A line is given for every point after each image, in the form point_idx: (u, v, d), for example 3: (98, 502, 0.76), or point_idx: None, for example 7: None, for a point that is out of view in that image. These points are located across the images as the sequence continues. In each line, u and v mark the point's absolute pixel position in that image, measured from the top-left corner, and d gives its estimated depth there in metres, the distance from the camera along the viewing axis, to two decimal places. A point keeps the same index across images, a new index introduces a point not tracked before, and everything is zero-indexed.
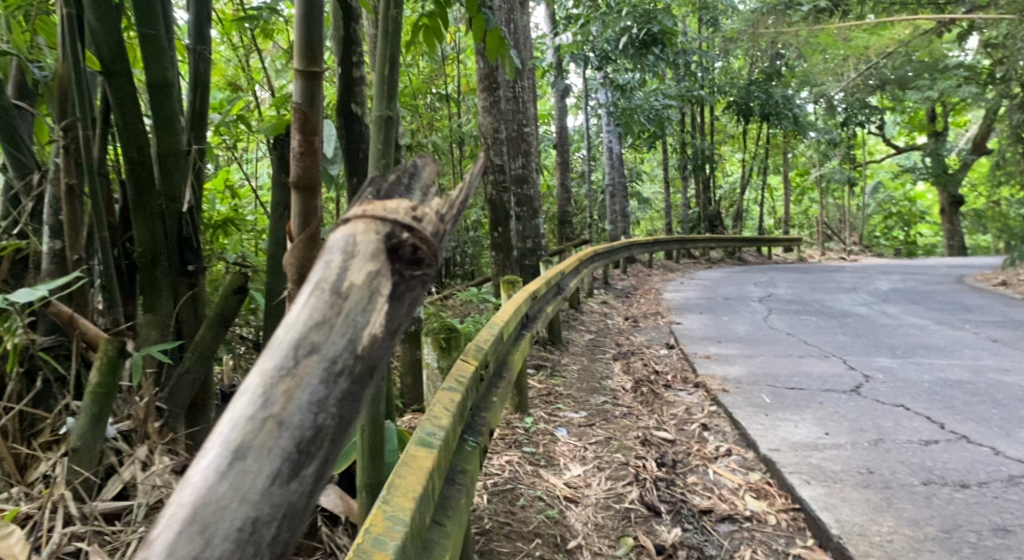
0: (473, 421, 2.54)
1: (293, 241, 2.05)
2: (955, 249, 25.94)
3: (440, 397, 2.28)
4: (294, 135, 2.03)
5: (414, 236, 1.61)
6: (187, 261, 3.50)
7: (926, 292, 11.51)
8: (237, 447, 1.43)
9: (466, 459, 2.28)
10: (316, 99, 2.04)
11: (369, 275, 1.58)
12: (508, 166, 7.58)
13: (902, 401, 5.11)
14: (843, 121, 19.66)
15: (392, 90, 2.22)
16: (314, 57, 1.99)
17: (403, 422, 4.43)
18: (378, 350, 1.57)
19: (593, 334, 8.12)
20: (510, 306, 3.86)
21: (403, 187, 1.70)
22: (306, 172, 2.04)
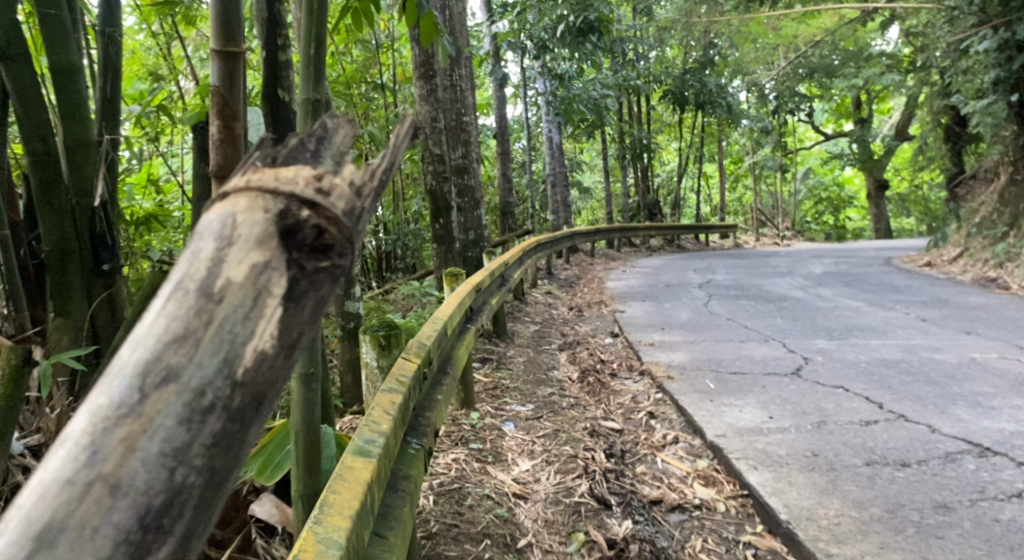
0: (416, 423, 2.45)
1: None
2: (881, 232, 26.74)
3: (379, 399, 2.17)
4: (213, 121, 1.94)
5: (317, 216, 1.23)
6: (102, 260, 3.34)
7: (857, 274, 11.80)
8: (49, 526, 1.04)
9: (410, 464, 2.20)
10: (236, 83, 1.93)
11: (253, 270, 1.19)
12: (447, 155, 7.53)
13: (841, 382, 5.18)
14: (774, 109, 20.00)
15: (320, 72, 2.11)
16: (232, 36, 1.85)
17: (345, 423, 4.31)
18: (266, 373, 1.20)
19: (538, 325, 8.09)
20: (453, 299, 3.74)
21: (308, 152, 1.28)
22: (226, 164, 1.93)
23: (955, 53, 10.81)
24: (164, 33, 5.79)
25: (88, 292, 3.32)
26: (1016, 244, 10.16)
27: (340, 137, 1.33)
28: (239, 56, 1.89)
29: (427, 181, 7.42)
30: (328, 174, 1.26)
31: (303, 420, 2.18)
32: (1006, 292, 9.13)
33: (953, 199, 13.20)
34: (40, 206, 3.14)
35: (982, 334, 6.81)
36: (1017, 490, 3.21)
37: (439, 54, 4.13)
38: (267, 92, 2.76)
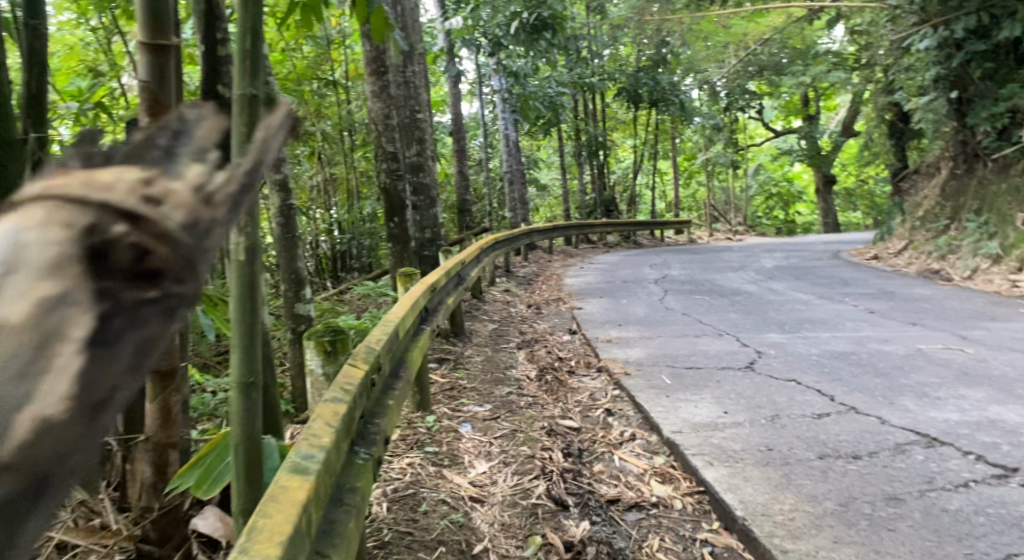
0: (365, 431, 2.40)
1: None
2: (830, 227, 27.31)
3: (322, 411, 2.11)
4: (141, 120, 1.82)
5: (141, 232, 0.88)
6: None
7: (807, 268, 12.02)
8: None
9: (356, 475, 2.14)
10: (166, 78, 1.86)
11: (41, 306, 0.85)
12: (401, 153, 7.46)
13: (794, 375, 5.24)
14: (725, 107, 20.27)
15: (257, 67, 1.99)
16: (160, 30, 1.80)
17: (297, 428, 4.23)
18: (58, 445, 0.86)
19: (496, 323, 8.06)
20: (405, 300, 3.68)
21: (157, 150, 0.96)
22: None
23: (897, 52, 11.06)
24: (104, 28, 5.63)
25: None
26: (957, 237, 10.44)
27: (203, 131, 0.99)
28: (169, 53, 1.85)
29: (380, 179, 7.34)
30: (163, 176, 0.92)
31: (242, 433, 2.10)
32: (949, 283, 9.37)
33: (897, 193, 13.52)
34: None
35: (928, 325, 6.95)
36: (964, 479, 3.25)
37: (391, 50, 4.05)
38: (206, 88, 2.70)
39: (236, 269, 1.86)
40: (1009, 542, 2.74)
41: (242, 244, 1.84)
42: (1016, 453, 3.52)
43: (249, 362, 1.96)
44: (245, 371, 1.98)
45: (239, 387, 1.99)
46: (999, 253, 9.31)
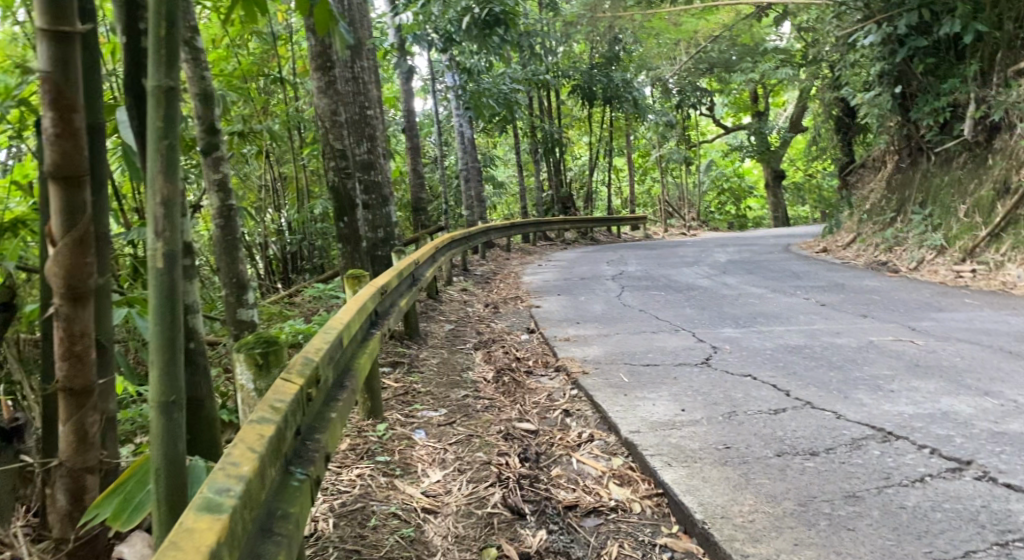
0: (301, 449, 2.30)
1: (57, 246, 2.30)
2: (780, 221, 27.67)
3: (245, 433, 1.99)
4: (48, 114, 2.22)
5: None
6: None
7: (761, 261, 12.12)
8: None
9: (290, 500, 2.07)
10: (66, 65, 2.22)
11: None
12: (350, 150, 7.30)
13: (749, 370, 5.24)
14: (677, 103, 20.38)
15: (171, 57, 2.05)
16: (62, 20, 2.17)
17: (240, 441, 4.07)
18: None
19: (452, 323, 7.95)
20: (351, 303, 3.56)
21: None
22: (65, 167, 2.27)
23: (843, 47, 11.18)
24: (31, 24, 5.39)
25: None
26: (904, 230, 10.59)
27: None
28: (72, 54, 2.23)
29: (329, 178, 7.18)
30: None
31: (164, 456, 2.11)
32: (897, 274, 9.50)
33: (845, 187, 13.72)
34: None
35: (878, 316, 7.02)
36: (920, 474, 3.23)
37: (337, 43, 3.92)
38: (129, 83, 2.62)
39: (155, 275, 2.04)
40: (966, 539, 2.74)
41: (161, 251, 2.04)
42: (969, 445, 3.51)
43: (168, 380, 2.08)
44: (165, 391, 2.07)
45: (158, 408, 2.07)
46: (945, 244, 9.46)
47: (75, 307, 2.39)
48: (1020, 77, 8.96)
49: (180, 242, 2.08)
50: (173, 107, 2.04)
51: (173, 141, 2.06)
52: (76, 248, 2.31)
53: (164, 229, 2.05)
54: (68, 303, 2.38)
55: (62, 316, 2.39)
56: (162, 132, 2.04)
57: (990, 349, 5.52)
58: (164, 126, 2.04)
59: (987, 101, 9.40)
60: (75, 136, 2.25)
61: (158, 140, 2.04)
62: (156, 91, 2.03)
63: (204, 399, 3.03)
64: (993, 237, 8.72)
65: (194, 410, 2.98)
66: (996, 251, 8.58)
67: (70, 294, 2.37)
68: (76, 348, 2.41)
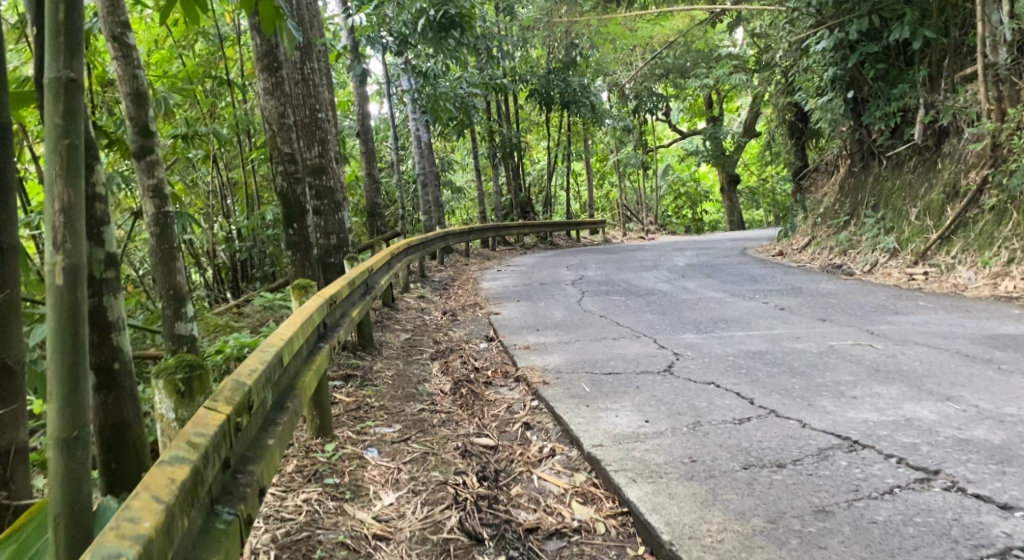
0: (230, 485, 2.16)
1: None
2: (735, 224, 27.96)
3: (152, 478, 1.82)
4: None
5: None
6: None
7: (719, 265, 12.12)
8: None
9: (209, 549, 1.92)
10: None
11: None
12: (301, 154, 7.09)
13: (711, 377, 5.14)
14: (633, 108, 20.41)
15: (72, 50, 1.99)
16: None
17: None
18: None
19: (408, 332, 7.77)
20: (297, 316, 3.41)
21: None
22: None
23: (796, 52, 11.26)
24: None
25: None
26: (857, 232, 10.66)
27: None
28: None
29: (278, 183, 6.96)
30: None
31: (66, 501, 1.99)
32: (852, 277, 9.55)
33: (799, 191, 13.80)
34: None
35: (836, 320, 7.00)
36: (889, 485, 3.14)
37: (285, 40, 3.70)
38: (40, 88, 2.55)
39: (55, 291, 1.95)
40: (940, 556, 2.65)
41: (61, 264, 1.95)
42: (936, 454, 3.43)
43: (70, 414, 1.97)
44: (67, 426, 1.97)
45: (58, 445, 1.97)
46: (897, 247, 9.54)
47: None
48: (967, 81, 9.09)
49: (83, 255, 1.99)
50: (71, 100, 1.97)
51: (76, 141, 1.99)
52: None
53: (64, 240, 1.97)
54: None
55: None
56: (62, 131, 1.97)
57: (948, 352, 5.50)
58: (63, 124, 1.97)
59: (936, 106, 9.53)
60: None
61: (58, 139, 1.96)
62: (54, 84, 1.96)
63: (132, 424, 2.97)
64: (944, 240, 8.79)
65: (120, 435, 2.93)
66: (947, 254, 8.65)
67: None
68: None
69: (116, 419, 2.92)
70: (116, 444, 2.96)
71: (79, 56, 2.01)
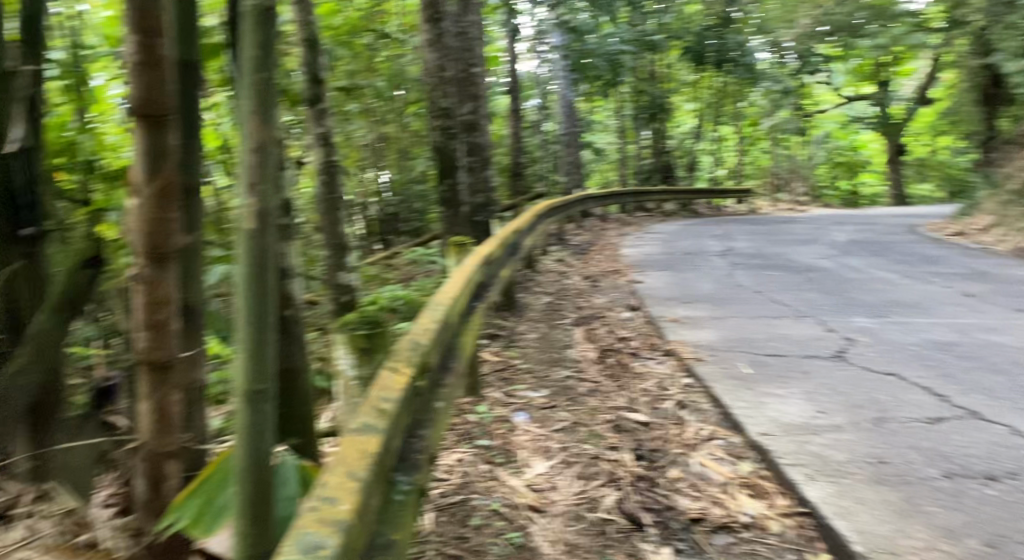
0: (405, 451, 2.01)
1: (139, 196, 1.98)
2: (898, 199, 26.08)
3: (345, 449, 1.70)
4: (130, 37, 1.93)
5: None
6: (19, 225, 2.84)
7: (884, 243, 11.18)
8: None
9: (394, 524, 1.76)
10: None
11: None
12: (455, 109, 6.95)
13: (893, 367, 4.63)
14: (794, 71, 19.17)
15: None
16: None
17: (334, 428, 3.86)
18: None
19: (551, 296, 7.56)
20: (456, 276, 3.29)
21: None
22: (150, 105, 1.94)
23: (1001, 6, 10.20)
24: None
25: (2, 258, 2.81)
26: None
27: None
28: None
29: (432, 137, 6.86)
30: None
31: (249, 454, 1.81)
32: None
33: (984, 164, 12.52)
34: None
35: None
36: None
37: None
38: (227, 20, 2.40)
39: (246, 235, 1.74)
40: None
41: (251, 207, 1.74)
42: None
43: (256, 365, 1.76)
44: (252, 377, 1.76)
45: (246, 396, 1.76)
46: None
47: (159, 269, 2.05)
48: None
49: (272, 197, 1.78)
50: (267, 28, 1.73)
51: (270, 74, 1.77)
52: (158, 199, 1.98)
53: (257, 181, 1.76)
54: (151, 265, 2.04)
55: (143, 279, 2.05)
56: (257, 63, 1.74)
57: None
58: (260, 56, 1.73)
59: None
60: (160, 62, 1.93)
61: (253, 73, 1.75)
62: (253, 12, 1.72)
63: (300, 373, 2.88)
64: None
65: (291, 382, 2.83)
66: None
67: (154, 254, 2.03)
68: (158, 317, 2.08)
69: (287, 365, 2.83)
70: (286, 393, 2.84)
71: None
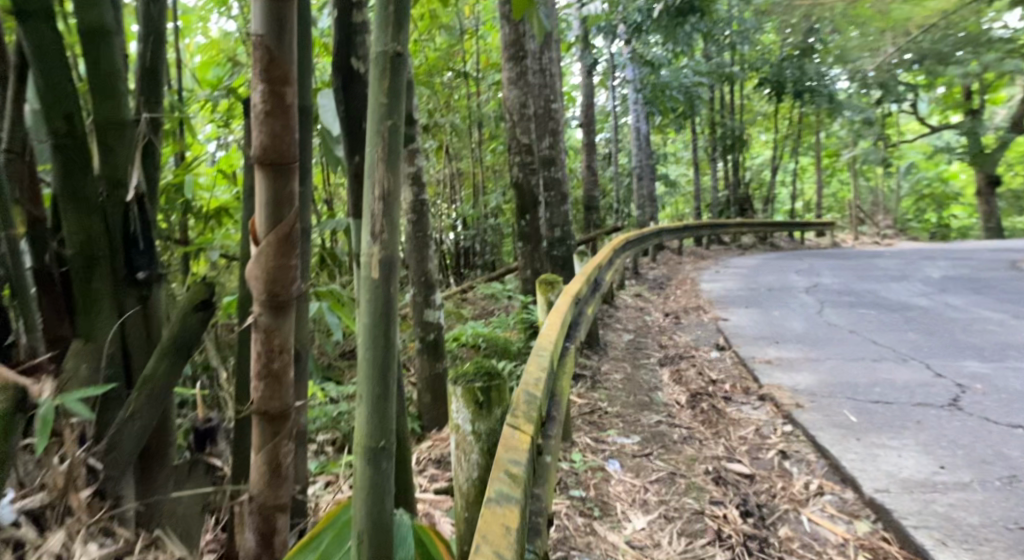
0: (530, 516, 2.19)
1: (259, 245, 1.76)
2: (991, 230, 24.89)
3: (488, 519, 1.87)
4: (258, 86, 1.72)
5: None
6: (136, 266, 2.37)
7: (984, 280, 10.58)
8: None
9: None
10: (284, 31, 1.71)
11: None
12: (536, 144, 6.85)
13: (1016, 419, 4.29)
14: (877, 100, 18.54)
15: (400, 17, 1.75)
16: None
17: (423, 477, 3.79)
18: None
19: (632, 333, 7.34)
20: (553, 318, 3.36)
21: None
22: (274, 150, 1.73)
23: None
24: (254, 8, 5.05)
25: (118, 304, 2.35)
26: None
27: None
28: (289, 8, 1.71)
29: (513, 173, 6.75)
30: None
31: (370, 516, 1.81)
32: None
33: None
34: (61, 198, 2.27)
35: None
36: None
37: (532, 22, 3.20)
38: (340, 63, 2.38)
39: (370, 286, 1.75)
40: None
41: (377, 255, 1.75)
42: None
43: (377, 421, 1.78)
44: (373, 434, 1.78)
45: (364, 454, 1.79)
46: None
47: (276, 318, 1.83)
48: None
49: (397, 247, 1.78)
50: (398, 77, 1.74)
51: (397, 122, 1.76)
52: (280, 248, 1.76)
53: (382, 230, 1.76)
54: (268, 313, 1.82)
55: (259, 326, 1.83)
56: (385, 111, 1.74)
57: None
58: (386, 101, 1.74)
59: None
60: (288, 112, 1.73)
61: (380, 121, 1.74)
62: (381, 60, 1.74)
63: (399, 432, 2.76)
64: None
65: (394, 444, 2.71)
66: None
67: (271, 303, 1.81)
68: (274, 365, 1.86)
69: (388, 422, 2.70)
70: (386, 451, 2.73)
71: (405, 27, 1.77)
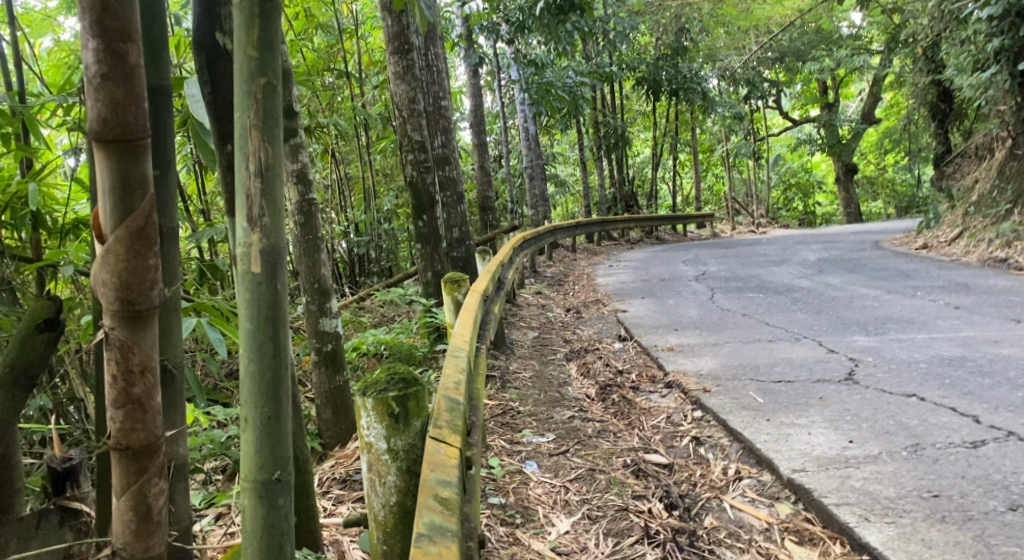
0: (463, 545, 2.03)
1: (105, 243, 1.61)
2: (852, 216, 26.27)
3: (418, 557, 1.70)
4: (91, 52, 1.56)
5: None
6: None
7: (856, 259, 11.07)
8: None
9: None
10: None
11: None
12: (428, 142, 6.61)
13: (909, 388, 4.42)
14: (745, 95, 19.17)
15: None
16: None
17: (328, 500, 3.55)
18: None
19: (535, 331, 7.24)
20: (464, 318, 3.21)
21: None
22: (113, 129, 1.59)
23: (952, 22, 10.27)
24: None
25: None
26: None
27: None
28: None
29: (407, 172, 6.50)
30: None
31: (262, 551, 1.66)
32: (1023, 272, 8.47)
33: (942, 178, 12.49)
34: None
35: None
36: None
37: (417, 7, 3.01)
38: (200, 41, 2.11)
39: (248, 282, 1.59)
40: None
41: (257, 246, 1.58)
42: None
43: (266, 447, 1.62)
44: (264, 465, 1.62)
45: (256, 487, 1.62)
46: None
47: (134, 330, 1.65)
48: None
49: (282, 233, 1.62)
50: (268, 26, 1.57)
51: (271, 80, 1.59)
52: (129, 243, 1.60)
53: (261, 214, 1.60)
54: (121, 325, 1.64)
55: (114, 340, 1.65)
56: (257, 67, 1.57)
57: None
58: (257, 59, 1.57)
59: None
60: (128, 84, 1.58)
61: (250, 81, 1.57)
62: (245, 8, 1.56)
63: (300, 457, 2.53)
64: None
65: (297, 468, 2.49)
66: None
67: (126, 312, 1.63)
68: (135, 388, 1.67)
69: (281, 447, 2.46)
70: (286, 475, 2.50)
71: None
